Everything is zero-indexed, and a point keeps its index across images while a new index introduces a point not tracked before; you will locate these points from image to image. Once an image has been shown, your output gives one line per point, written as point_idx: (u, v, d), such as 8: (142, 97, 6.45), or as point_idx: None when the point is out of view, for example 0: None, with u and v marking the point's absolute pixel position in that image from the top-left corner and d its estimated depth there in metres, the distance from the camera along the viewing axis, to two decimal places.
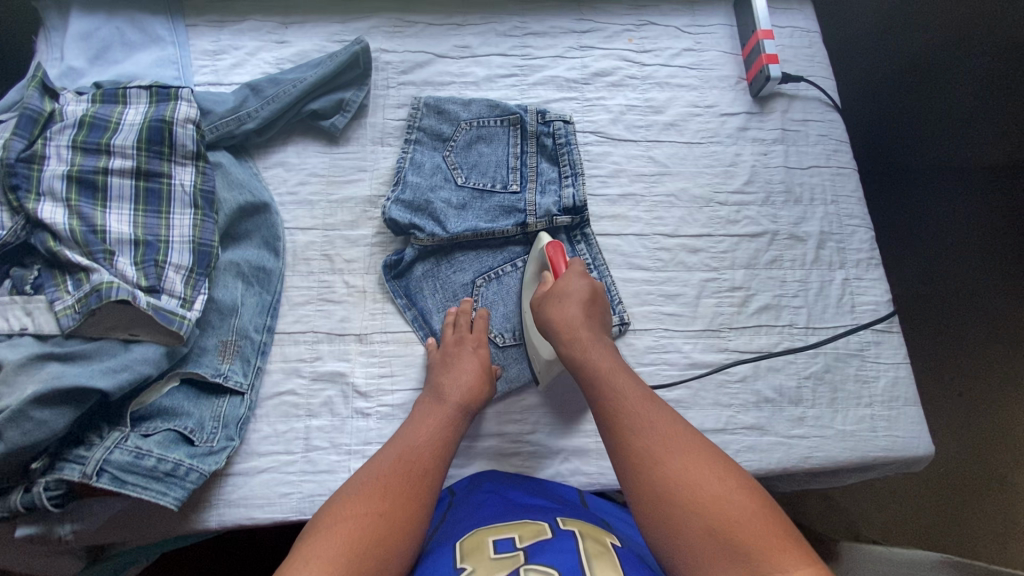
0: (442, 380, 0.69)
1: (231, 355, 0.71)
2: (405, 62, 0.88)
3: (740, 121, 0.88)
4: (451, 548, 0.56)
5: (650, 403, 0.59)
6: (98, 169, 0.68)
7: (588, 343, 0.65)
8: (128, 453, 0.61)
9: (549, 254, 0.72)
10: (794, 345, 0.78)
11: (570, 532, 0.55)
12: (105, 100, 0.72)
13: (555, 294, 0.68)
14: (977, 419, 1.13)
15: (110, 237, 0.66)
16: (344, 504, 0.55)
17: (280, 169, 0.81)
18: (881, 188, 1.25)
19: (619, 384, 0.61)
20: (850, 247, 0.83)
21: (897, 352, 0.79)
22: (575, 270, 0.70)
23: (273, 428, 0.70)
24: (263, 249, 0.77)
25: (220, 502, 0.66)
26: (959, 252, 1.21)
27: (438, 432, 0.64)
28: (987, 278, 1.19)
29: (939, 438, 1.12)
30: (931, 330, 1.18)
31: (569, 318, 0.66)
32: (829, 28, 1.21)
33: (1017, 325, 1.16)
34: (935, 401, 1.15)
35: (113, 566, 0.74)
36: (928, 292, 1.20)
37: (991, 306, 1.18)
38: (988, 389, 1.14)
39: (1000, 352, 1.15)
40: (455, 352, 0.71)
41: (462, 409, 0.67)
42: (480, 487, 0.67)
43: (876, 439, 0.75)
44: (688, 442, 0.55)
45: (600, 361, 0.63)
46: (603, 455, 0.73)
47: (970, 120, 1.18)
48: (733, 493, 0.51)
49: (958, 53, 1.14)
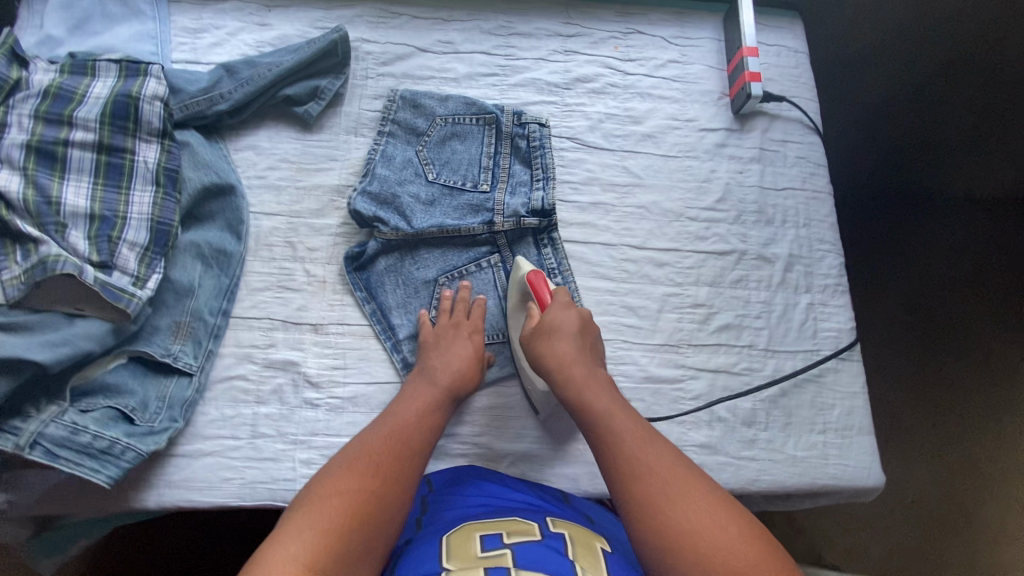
0: (434, 363, 0.69)
1: (184, 336, 0.71)
2: (386, 53, 0.87)
3: (719, 137, 0.87)
4: (437, 540, 0.56)
5: (653, 443, 0.60)
6: (58, 141, 0.67)
7: (585, 383, 0.65)
8: (64, 428, 0.61)
9: (529, 281, 0.73)
10: (752, 367, 0.78)
11: (560, 535, 0.56)
12: (73, 70, 0.72)
13: (543, 329, 0.69)
14: (947, 450, 1.12)
15: (65, 209, 0.66)
16: (335, 476, 0.56)
17: (250, 152, 0.81)
18: (881, 221, 1.23)
19: (620, 426, 0.61)
20: (818, 272, 0.83)
21: (855, 381, 0.79)
22: (559, 301, 0.70)
23: (220, 412, 0.70)
24: (225, 232, 0.76)
25: (161, 482, 0.67)
26: (946, 284, 1.20)
27: (425, 415, 0.64)
28: (973, 310, 1.18)
29: (907, 466, 1.12)
30: (906, 358, 1.18)
31: (564, 355, 0.67)
32: (817, 36, 1.11)
33: (1005, 363, 1.14)
34: (904, 428, 1.15)
35: (66, 536, 0.73)
36: (909, 320, 1.20)
37: (973, 338, 1.17)
38: (964, 421, 1.13)
39: (981, 385, 1.14)
40: (448, 337, 0.72)
41: (451, 396, 0.67)
42: (465, 483, 0.67)
43: (826, 466, 0.74)
44: (694, 486, 0.56)
45: (599, 401, 0.64)
46: (549, 462, 0.73)
47: (961, 151, 1.16)
48: (739, 543, 0.51)
49: (954, 82, 1.10)
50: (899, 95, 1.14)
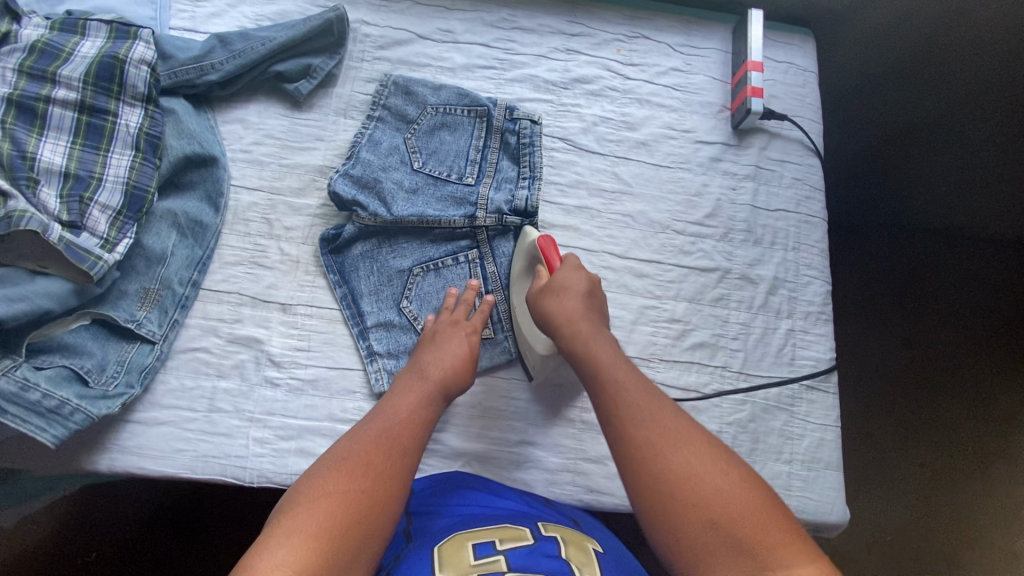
0: (425, 358, 0.68)
1: (150, 304, 0.70)
2: (384, 37, 0.86)
3: (715, 151, 0.85)
4: (428, 552, 0.55)
5: (653, 395, 0.58)
6: (39, 97, 0.67)
7: (591, 338, 0.64)
8: (14, 383, 0.61)
9: (540, 247, 0.71)
10: (723, 389, 0.76)
11: (552, 538, 0.55)
12: (63, 28, 0.72)
13: (552, 289, 0.67)
14: (934, 491, 1.09)
15: (39, 165, 0.66)
16: (323, 478, 0.54)
17: (238, 126, 0.80)
18: (883, 256, 1.20)
19: (621, 377, 0.60)
20: (802, 298, 0.81)
21: (828, 414, 0.77)
22: (569, 264, 0.69)
23: (180, 382, 0.70)
24: (204, 203, 0.76)
25: (114, 447, 0.67)
26: (950, 324, 1.17)
27: (417, 410, 0.62)
28: (976, 349, 1.15)
29: (894, 505, 1.09)
30: (904, 394, 1.15)
31: (571, 313, 0.65)
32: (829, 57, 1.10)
33: (1002, 408, 1.12)
34: (892, 465, 1.11)
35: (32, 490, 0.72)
36: (909, 356, 1.16)
37: (972, 381, 1.14)
38: (955, 463, 1.11)
39: (977, 428, 1.12)
40: (445, 333, 0.70)
41: (442, 388, 0.65)
42: (449, 492, 0.66)
43: (788, 498, 0.72)
44: (693, 435, 0.54)
45: (601, 355, 0.62)
46: (506, 466, 0.72)
47: (971, 190, 1.11)
48: (736, 489, 0.50)
49: (965, 116, 1.06)
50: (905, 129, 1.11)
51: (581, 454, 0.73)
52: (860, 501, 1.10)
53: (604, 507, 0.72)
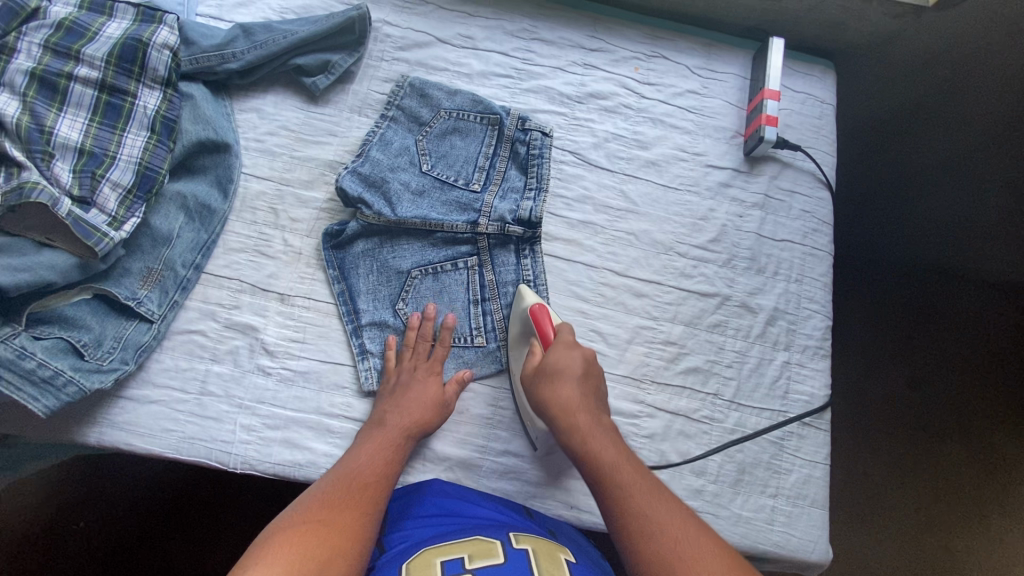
0: (387, 408, 0.69)
1: (152, 283, 0.71)
2: (405, 39, 0.87)
3: (725, 176, 0.85)
4: (398, 567, 0.54)
5: (659, 499, 0.58)
6: (62, 73, 0.69)
7: (589, 430, 0.64)
8: (11, 350, 0.62)
9: (534, 315, 0.71)
10: (714, 416, 0.75)
11: (522, 552, 0.55)
12: (91, 8, 0.74)
13: (549, 370, 0.67)
14: (927, 536, 1.07)
15: (56, 140, 0.68)
16: (287, 519, 0.56)
17: (254, 115, 0.81)
18: (894, 298, 1.16)
19: (623, 477, 0.60)
20: (801, 331, 0.80)
21: (818, 451, 0.76)
22: (563, 341, 0.69)
23: (174, 363, 0.71)
24: (213, 187, 0.77)
25: (104, 421, 0.68)
26: (957, 366, 1.12)
27: (381, 455, 0.65)
28: (984, 397, 1.10)
29: (884, 543, 1.08)
30: (902, 437, 1.12)
31: (568, 401, 0.65)
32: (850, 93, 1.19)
33: (1010, 462, 1.06)
34: (886, 505, 1.10)
35: (21, 456, 0.73)
36: (911, 399, 1.13)
37: (978, 431, 1.09)
38: (951, 511, 1.07)
39: (980, 477, 1.07)
40: (407, 380, 0.71)
41: (405, 432, 0.67)
42: (424, 500, 0.66)
43: (770, 532, 0.71)
44: (704, 545, 0.54)
45: (603, 453, 0.62)
46: (487, 475, 0.72)
47: (981, 234, 1.09)
48: None
49: (976, 158, 1.09)
50: (918, 170, 1.13)
51: (564, 473, 0.72)
52: (851, 535, 1.09)
53: (583, 525, 0.71)
